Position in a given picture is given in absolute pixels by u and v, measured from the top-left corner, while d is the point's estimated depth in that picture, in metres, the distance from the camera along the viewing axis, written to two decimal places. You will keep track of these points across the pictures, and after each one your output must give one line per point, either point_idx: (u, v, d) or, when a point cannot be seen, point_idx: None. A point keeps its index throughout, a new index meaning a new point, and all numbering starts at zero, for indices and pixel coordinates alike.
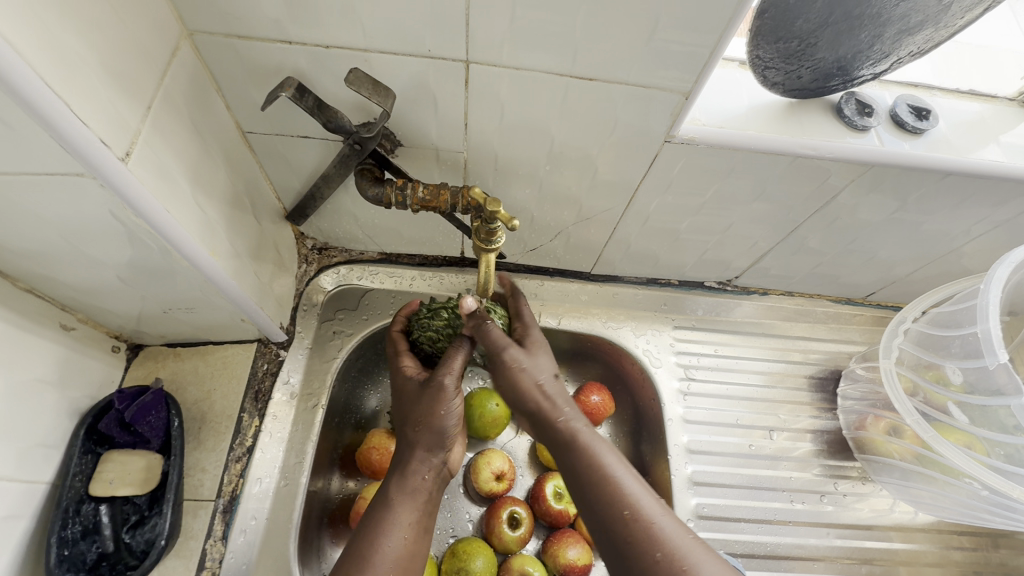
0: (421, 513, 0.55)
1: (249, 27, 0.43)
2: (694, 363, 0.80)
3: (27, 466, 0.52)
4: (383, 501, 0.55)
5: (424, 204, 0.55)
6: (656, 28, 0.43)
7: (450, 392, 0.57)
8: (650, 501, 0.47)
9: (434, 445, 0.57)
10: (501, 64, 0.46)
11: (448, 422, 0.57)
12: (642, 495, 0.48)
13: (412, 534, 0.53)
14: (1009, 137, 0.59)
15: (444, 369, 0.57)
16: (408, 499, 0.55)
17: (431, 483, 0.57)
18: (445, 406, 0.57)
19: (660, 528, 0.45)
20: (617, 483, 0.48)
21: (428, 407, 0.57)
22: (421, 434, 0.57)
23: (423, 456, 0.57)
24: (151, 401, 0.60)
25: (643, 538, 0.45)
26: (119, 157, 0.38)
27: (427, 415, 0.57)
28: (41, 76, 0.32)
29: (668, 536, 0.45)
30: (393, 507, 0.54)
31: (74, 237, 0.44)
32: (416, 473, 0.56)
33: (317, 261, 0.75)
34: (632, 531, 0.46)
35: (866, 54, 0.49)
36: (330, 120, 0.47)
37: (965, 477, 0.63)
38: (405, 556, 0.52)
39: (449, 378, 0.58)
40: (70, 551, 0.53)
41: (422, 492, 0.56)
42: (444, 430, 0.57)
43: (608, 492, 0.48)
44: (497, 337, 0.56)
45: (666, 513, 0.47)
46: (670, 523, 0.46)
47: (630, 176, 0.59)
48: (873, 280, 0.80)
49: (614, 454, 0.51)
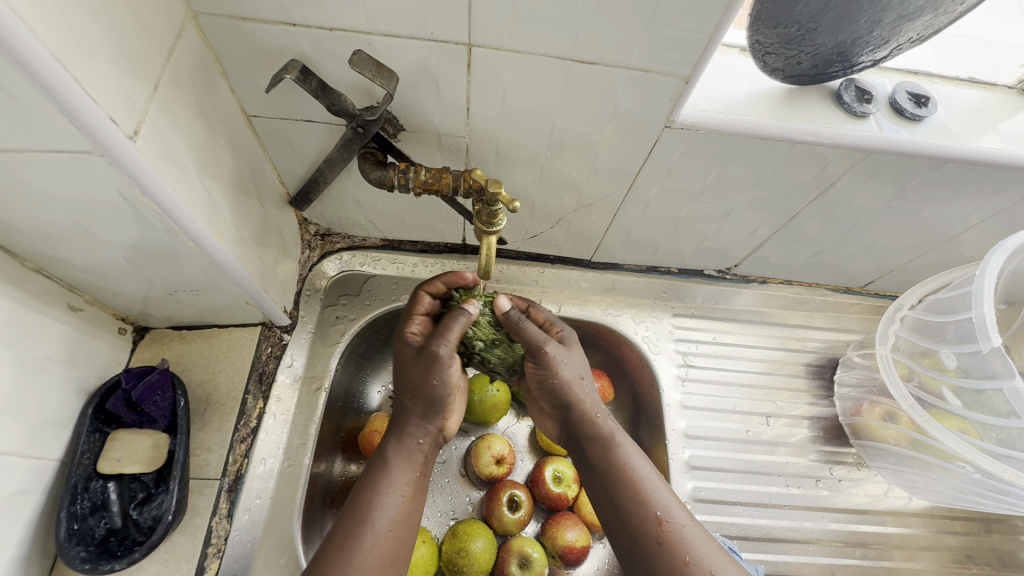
0: (417, 475, 0.56)
1: (253, 9, 0.44)
2: (692, 350, 0.81)
3: (37, 443, 0.53)
4: (380, 462, 0.56)
5: (425, 187, 0.55)
6: (657, 11, 0.43)
7: (446, 360, 0.58)
8: (677, 507, 0.53)
9: (429, 411, 0.58)
10: (503, 48, 0.47)
11: (444, 392, 0.58)
12: (671, 501, 0.53)
13: (410, 495, 0.55)
14: (1008, 125, 0.59)
15: (443, 339, 0.58)
16: (405, 462, 0.56)
17: (427, 448, 0.59)
18: (440, 375, 0.58)
19: (688, 531, 0.51)
20: (649, 488, 0.53)
21: (429, 370, 0.58)
22: (423, 401, 0.58)
23: (422, 422, 0.58)
24: (158, 381, 0.60)
25: (672, 540, 0.50)
26: (128, 136, 0.39)
27: (427, 379, 0.58)
28: (52, 53, 0.32)
29: (695, 541, 0.50)
30: (392, 468, 0.55)
31: (83, 218, 0.45)
32: (415, 438, 0.58)
33: (319, 247, 0.75)
34: (662, 533, 0.51)
35: (866, 40, 0.50)
36: (334, 103, 0.48)
37: (957, 461, 0.64)
38: (403, 514, 0.54)
39: (444, 347, 0.58)
40: (80, 525, 0.54)
41: (419, 456, 0.57)
42: (440, 398, 0.58)
43: (641, 495, 0.53)
44: (532, 335, 0.60)
45: (690, 519, 0.52)
46: (695, 529, 0.51)
47: (631, 162, 0.59)
48: (871, 270, 0.81)
49: (643, 460, 0.56)
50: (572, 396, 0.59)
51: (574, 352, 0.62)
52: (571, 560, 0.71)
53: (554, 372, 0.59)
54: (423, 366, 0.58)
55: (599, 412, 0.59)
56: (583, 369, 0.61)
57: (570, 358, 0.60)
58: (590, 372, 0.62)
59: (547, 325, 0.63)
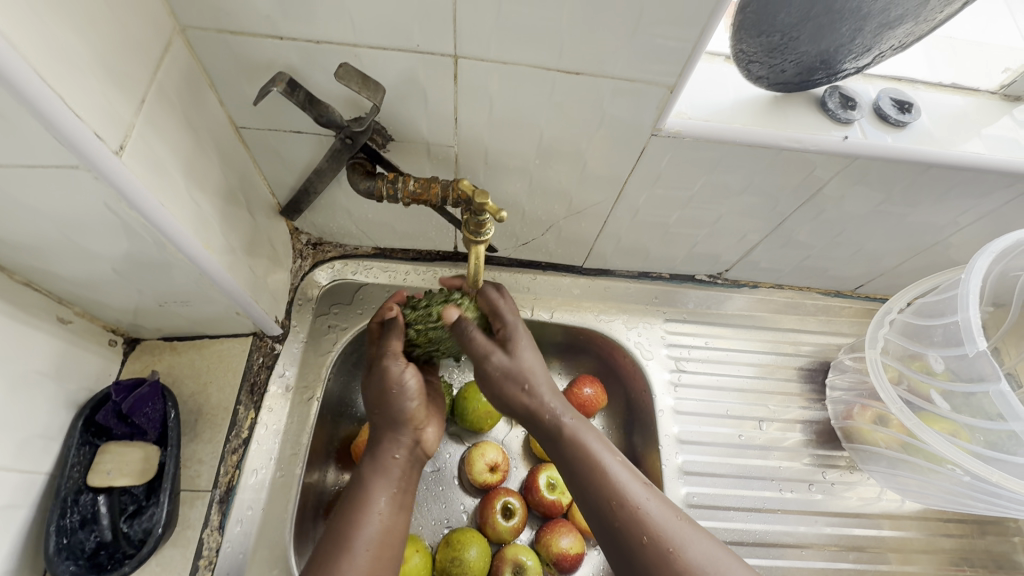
0: (395, 489, 0.57)
1: (240, 23, 0.44)
2: (685, 355, 0.81)
3: (26, 456, 0.52)
4: (357, 482, 0.57)
5: (414, 197, 0.55)
6: (639, 21, 0.43)
7: (398, 372, 0.60)
8: (635, 486, 0.53)
9: (399, 425, 0.59)
10: (489, 59, 0.47)
11: (406, 401, 0.60)
12: (629, 482, 0.53)
13: (388, 511, 0.55)
14: (992, 130, 0.60)
15: (387, 352, 0.61)
16: (381, 477, 0.57)
17: (403, 461, 0.58)
18: (397, 385, 0.60)
19: (646, 511, 0.51)
20: (604, 472, 0.53)
21: (383, 384, 0.60)
22: (387, 414, 0.60)
23: (392, 434, 0.59)
24: (148, 393, 0.60)
25: (628, 523, 0.51)
26: (114, 150, 0.39)
27: (385, 392, 0.60)
28: (36, 70, 0.33)
29: (653, 519, 0.51)
30: (368, 484, 0.56)
31: (71, 231, 0.45)
32: (387, 452, 0.58)
33: (310, 256, 0.75)
34: (620, 516, 0.51)
35: (848, 48, 0.50)
36: (321, 114, 0.48)
37: (947, 464, 0.64)
38: (382, 531, 0.53)
39: (392, 360, 0.61)
40: (69, 539, 0.54)
41: (396, 471, 0.58)
42: (405, 411, 0.60)
43: (599, 482, 0.53)
44: (479, 345, 0.59)
45: (650, 497, 0.52)
46: (655, 506, 0.52)
47: (619, 170, 0.60)
48: (862, 273, 0.82)
49: (599, 442, 0.56)
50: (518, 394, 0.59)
51: (522, 350, 0.60)
52: (565, 566, 0.71)
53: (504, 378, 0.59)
54: (378, 380, 0.61)
55: (552, 402, 0.58)
56: (536, 364, 0.60)
57: (515, 355, 0.59)
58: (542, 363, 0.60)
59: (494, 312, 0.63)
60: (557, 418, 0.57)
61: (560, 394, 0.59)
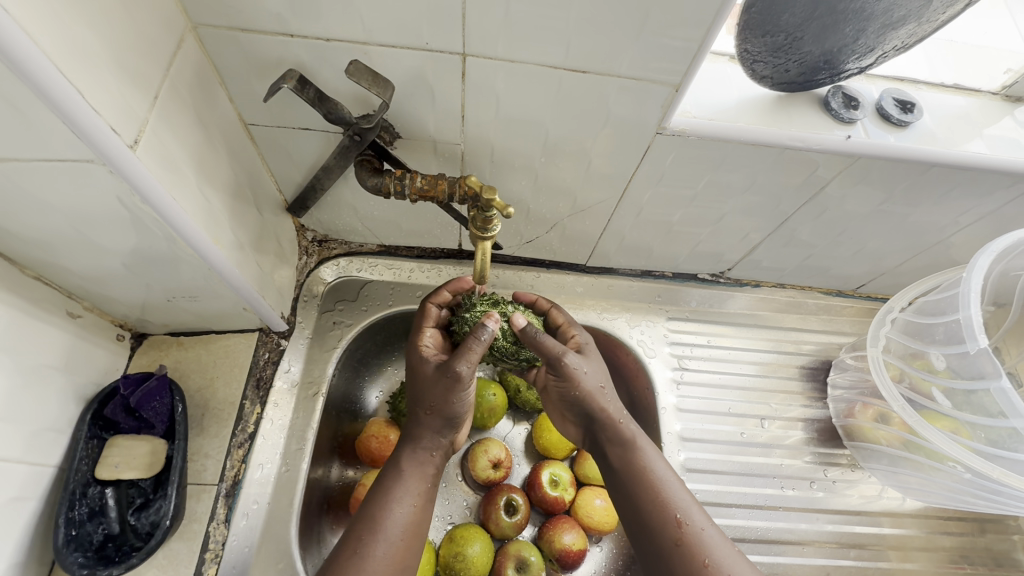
0: (428, 485, 0.57)
1: (251, 20, 0.45)
2: (687, 353, 0.82)
3: (35, 449, 0.53)
4: (393, 472, 0.57)
5: (421, 194, 0.56)
6: (645, 20, 0.44)
7: (466, 381, 0.57)
8: (696, 510, 0.55)
9: (443, 424, 0.59)
10: (496, 57, 0.48)
11: (461, 408, 0.59)
12: (690, 505, 0.55)
13: (420, 503, 0.56)
14: (993, 130, 0.60)
15: (465, 360, 0.56)
16: (417, 471, 0.57)
17: (437, 459, 0.59)
18: (457, 393, 0.57)
19: (708, 535, 0.53)
20: (669, 492, 0.56)
21: (452, 390, 0.57)
22: (438, 418, 0.58)
23: (435, 434, 0.59)
24: (155, 387, 0.61)
25: (690, 542, 0.53)
26: (129, 145, 0.40)
27: (446, 397, 0.58)
28: (56, 64, 0.33)
29: (713, 543, 0.53)
30: (403, 477, 0.56)
31: (83, 226, 0.46)
32: (426, 449, 0.58)
33: (316, 253, 0.76)
34: (682, 535, 0.53)
35: (852, 48, 0.51)
36: (330, 111, 0.49)
37: (948, 461, 0.65)
38: (414, 522, 0.54)
39: (466, 367, 0.56)
40: (77, 531, 0.54)
41: (431, 467, 0.58)
42: (454, 414, 0.59)
43: (662, 500, 0.55)
44: (552, 346, 0.59)
45: (709, 523, 0.55)
46: (714, 531, 0.54)
47: (624, 169, 0.60)
48: (863, 273, 0.82)
49: (665, 464, 0.58)
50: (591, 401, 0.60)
51: (592, 363, 0.62)
52: (568, 562, 0.71)
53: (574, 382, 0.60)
54: (444, 386, 0.57)
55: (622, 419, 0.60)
56: (603, 376, 0.62)
57: (589, 368, 0.61)
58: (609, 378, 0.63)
59: (567, 327, 0.67)
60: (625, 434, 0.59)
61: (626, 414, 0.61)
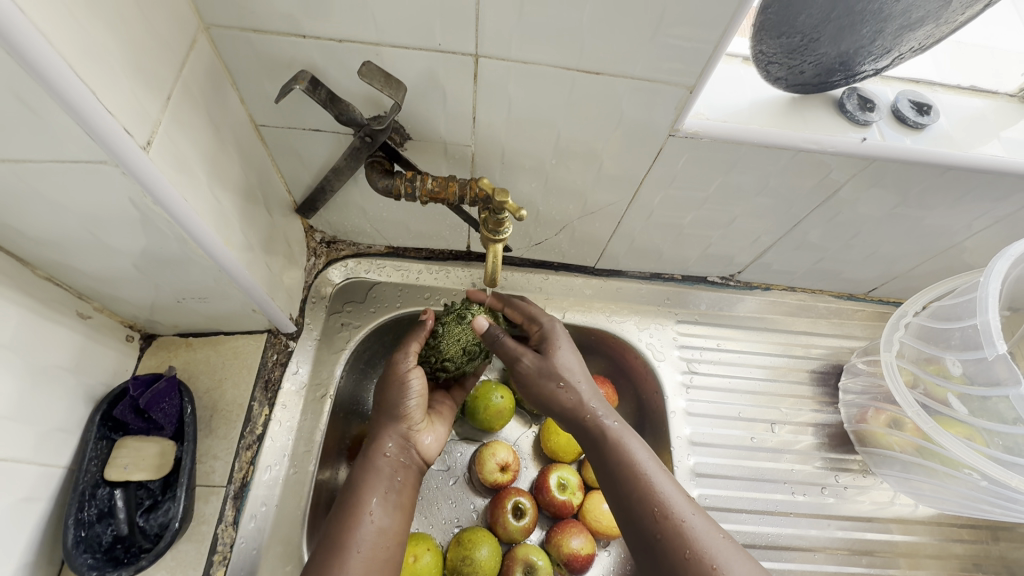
0: (384, 488, 0.58)
1: (263, 21, 0.44)
2: (696, 356, 0.81)
3: (44, 450, 0.53)
4: (351, 482, 0.58)
5: (432, 196, 0.56)
6: (660, 23, 0.43)
7: (405, 370, 0.63)
8: (680, 500, 0.52)
9: (391, 423, 0.62)
10: (508, 58, 0.47)
11: (405, 400, 0.62)
12: (672, 495, 0.53)
13: (378, 508, 0.56)
14: (1011, 132, 0.59)
15: (403, 350, 0.64)
16: (372, 475, 0.58)
17: (394, 462, 0.60)
18: (399, 384, 0.63)
19: (689, 526, 0.50)
20: (649, 481, 0.54)
21: (389, 380, 0.64)
22: (387, 412, 0.63)
23: (384, 434, 0.62)
24: (165, 388, 0.61)
25: (671, 535, 0.50)
26: (141, 146, 0.40)
27: (389, 392, 0.63)
28: (69, 64, 0.33)
29: (697, 534, 0.50)
30: (360, 485, 0.58)
31: (95, 227, 0.46)
32: (379, 450, 0.60)
33: (325, 254, 0.76)
34: (662, 528, 0.51)
35: (868, 50, 0.50)
36: (342, 112, 0.48)
37: (964, 468, 0.64)
38: (374, 530, 0.55)
39: (401, 356, 0.64)
40: (86, 532, 0.54)
41: (386, 469, 0.59)
42: (398, 408, 0.62)
43: (641, 490, 0.53)
44: (510, 347, 0.62)
45: (695, 511, 0.52)
46: (698, 521, 0.51)
47: (635, 170, 0.60)
48: (874, 277, 0.81)
49: (646, 453, 0.56)
50: (562, 399, 0.61)
51: (560, 352, 0.63)
52: (576, 567, 0.71)
53: (535, 383, 0.62)
54: (387, 379, 0.64)
55: (594, 406, 0.60)
56: (574, 371, 0.62)
57: (548, 366, 0.61)
58: (586, 373, 0.62)
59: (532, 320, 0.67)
60: (601, 423, 0.59)
61: (601, 397, 0.61)
